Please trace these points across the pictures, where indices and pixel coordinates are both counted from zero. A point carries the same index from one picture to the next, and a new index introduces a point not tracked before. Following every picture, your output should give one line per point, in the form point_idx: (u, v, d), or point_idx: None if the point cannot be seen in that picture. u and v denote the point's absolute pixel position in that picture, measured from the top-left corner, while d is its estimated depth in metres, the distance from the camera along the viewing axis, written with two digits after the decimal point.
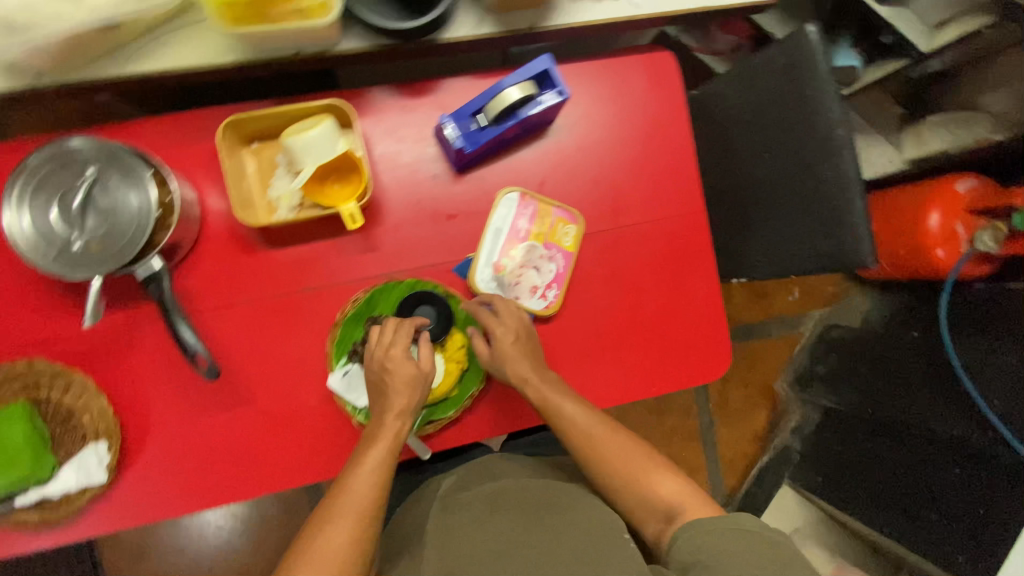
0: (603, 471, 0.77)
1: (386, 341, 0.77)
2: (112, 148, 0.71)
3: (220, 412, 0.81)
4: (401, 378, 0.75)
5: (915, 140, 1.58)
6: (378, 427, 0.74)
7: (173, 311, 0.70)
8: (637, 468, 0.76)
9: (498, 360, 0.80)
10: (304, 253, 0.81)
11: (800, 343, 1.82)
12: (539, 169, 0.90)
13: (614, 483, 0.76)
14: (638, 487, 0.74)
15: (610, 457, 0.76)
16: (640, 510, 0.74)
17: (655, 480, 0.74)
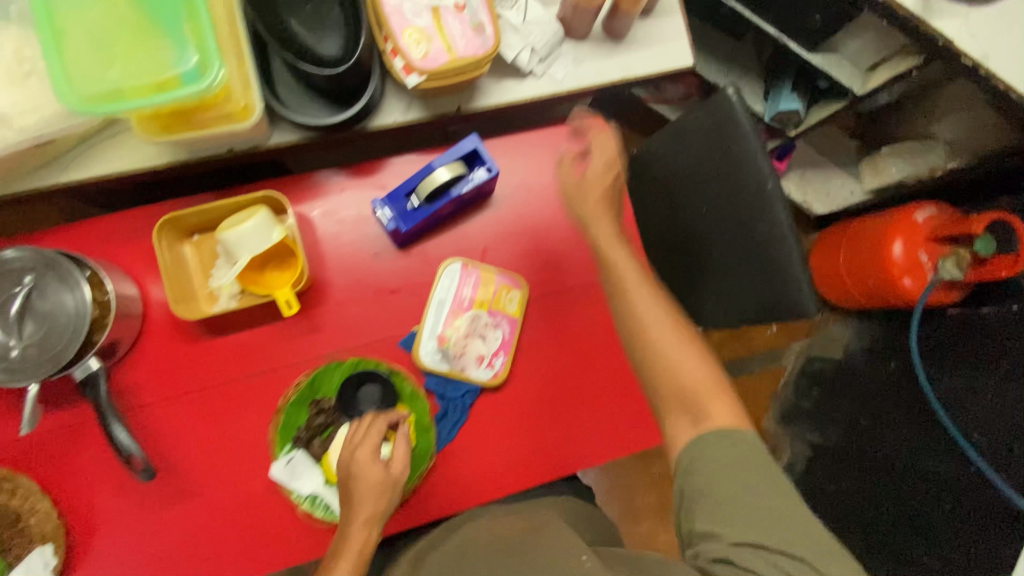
0: (640, 324, 0.73)
1: (355, 449, 0.74)
2: (48, 255, 0.72)
3: (167, 506, 0.79)
4: (370, 489, 0.72)
5: (874, 170, 1.57)
6: (345, 534, 0.71)
7: (109, 413, 0.71)
8: (678, 350, 0.71)
9: (579, 190, 0.83)
10: (249, 339, 0.82)
11: (784, 378, 1.83)
12: (481, 238, 0.91)
13: (642, 326, 0.73)
14: (667, 354, 0.70)
15: (654, 345, 0.71)
16: (665, 383, 0.70)
17: (685, 357, 0.70)
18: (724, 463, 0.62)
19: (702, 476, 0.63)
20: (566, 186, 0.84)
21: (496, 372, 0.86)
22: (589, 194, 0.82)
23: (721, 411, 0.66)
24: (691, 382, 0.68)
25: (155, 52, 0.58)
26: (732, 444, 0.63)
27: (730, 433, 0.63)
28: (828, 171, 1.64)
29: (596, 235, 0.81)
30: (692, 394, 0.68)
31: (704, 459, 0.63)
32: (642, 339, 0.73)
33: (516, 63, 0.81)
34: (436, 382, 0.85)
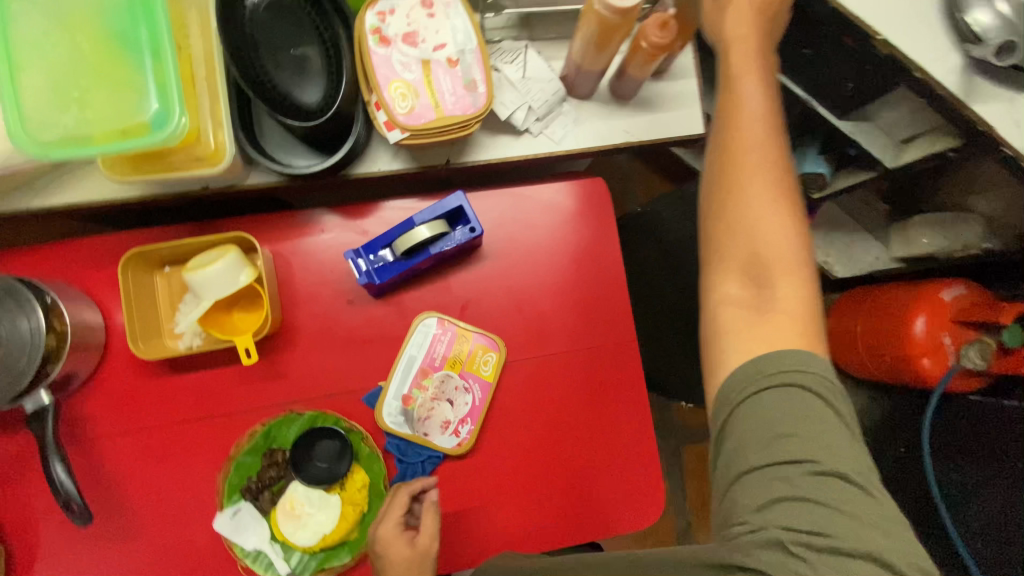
0: (755, 184, 0.61)
1: (377, 531, 0.71)
2: (9, 283, 0.70)
3: (106, 543, 0.76)
4: (400, 572, 0.69)
5: (903, 239, 1.49)
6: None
7: (52, 451, 0.68)
8: (780, 224, 0.60)
9: (720, 11, 0.66)
10: (209, 380, 0.80)
11: None
12: (462, 294, 0.87)
13: (758, 149, 0.61)
14: (770, 230, 0.60)
15: (763, 205, 0.61)
16: (753, 245, 0.60)
17: (777, 222, 0.60)
18: (769, 418, 0.55)
19: (751, 423, 0.55)
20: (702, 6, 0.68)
21: (461, 442, 0.82)
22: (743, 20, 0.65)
23: (795, 305, 0.58)
24: (769, 259, 0.59)
25: (121, 96, 0.56)
26: (794, 372, 0.55)
27: (782, 387, 0.55)
28: (854, 233, 1.57)
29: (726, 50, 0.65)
30: (766, 273, 0.59)
31: (753, 378, 0.56)
32: (735, 153, 0.62)
33: (512, 121, 0.77)
34: (396, 445, 0.81)
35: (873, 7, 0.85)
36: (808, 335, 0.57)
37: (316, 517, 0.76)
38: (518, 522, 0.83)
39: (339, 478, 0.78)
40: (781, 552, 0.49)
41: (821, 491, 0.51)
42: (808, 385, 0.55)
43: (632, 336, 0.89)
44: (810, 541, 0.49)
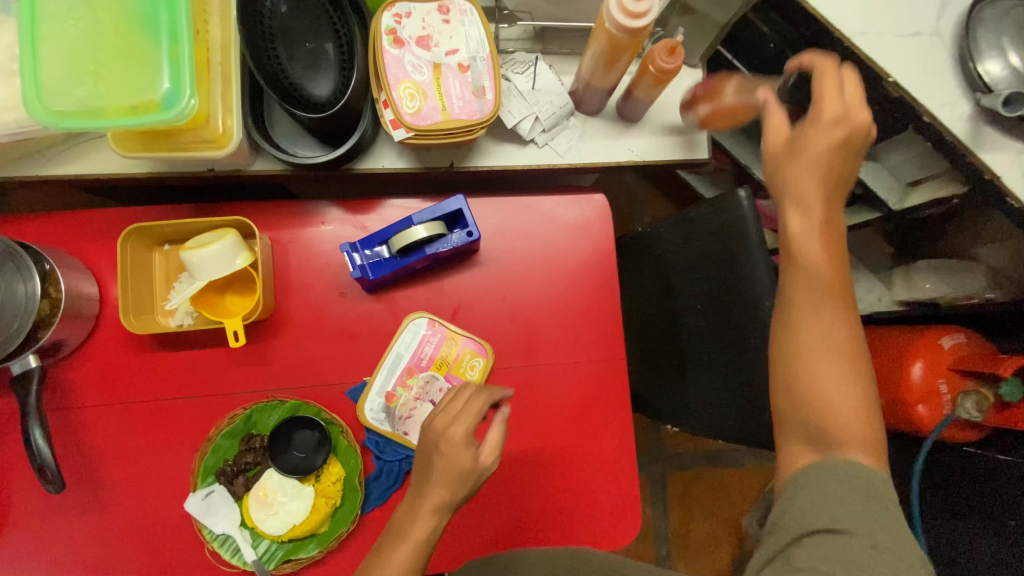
0: (821, 336, 0.58)
1: (441, 426, 0.64)
2: (10, 246, 0.71)
3: (77, 515, 0.77)
4: (449, 474, 0.62)
5: (905, 281, 1.48)
6: (414, 511, 0.62)
7: (32, 415, 0.69)
8: (850, 359, 0.57)
9: (791, 153, 0.60)
10: (196, 360, 0.80)
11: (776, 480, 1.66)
12: (454, 297, 0.87)
13: (825, 290, 0.58)
14: (839, 371, 0.56)
15: (837, 354, 0.57)
16: (823, 398, 0.56)
17: (842, 367, 0.56)
18: (835, 505, 0.52)
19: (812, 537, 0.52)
20: (772, 155, 0.62)
21: None
22: (820, 166, 0.58)
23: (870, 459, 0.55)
24: (842, 421, 0.55)
25: (138, 75, 0.58)
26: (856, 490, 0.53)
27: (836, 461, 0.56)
28: (858, 272, 1.56)
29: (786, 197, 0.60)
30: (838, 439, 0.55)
31: (810, 504, 0.53)
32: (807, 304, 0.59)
33: (518, 130, 0.78)
34: (375, 440, 0.80)
35: (885, 49, 0.85)
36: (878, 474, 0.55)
37: (287, 507, 0.76)
38: (491, 530, 0.82)
39: (315, 470, 0.77)
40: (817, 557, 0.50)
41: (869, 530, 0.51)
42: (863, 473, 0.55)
43: (622, 354, 0.88)
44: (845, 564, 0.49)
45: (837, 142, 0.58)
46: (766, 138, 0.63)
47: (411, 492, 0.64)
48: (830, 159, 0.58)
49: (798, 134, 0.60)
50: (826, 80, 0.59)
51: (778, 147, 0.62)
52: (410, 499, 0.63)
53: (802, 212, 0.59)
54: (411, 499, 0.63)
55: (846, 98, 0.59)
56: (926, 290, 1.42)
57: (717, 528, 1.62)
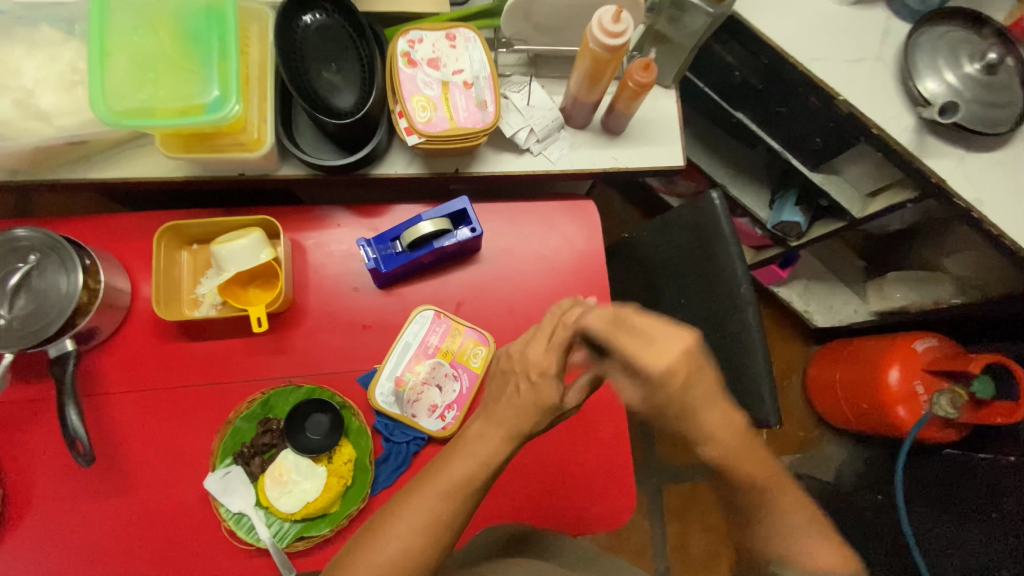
0: (782, 524, 0.67)
1: (535, 354, 0.66)
2: (54, 240, 0.78)
3: (99, 497, 0.80)
4: (535, 397, 0.65)
5: (878, 293, 1.61)
6: (481, 437, 0.66)
7: (67, 394, 0.74)
8: (814, 537, 0.66)
9: (657, 411, 0.61)
10: (218, 349, 0.86)
11: None
12: (458, 293, 0.95)
13: (775, 495, 0.66)
14: (810, 547, 0.66)
15: (803, 542, 0.66)
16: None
17: (815, 539, 0.66)
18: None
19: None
20: (638, 407, 0.62)
21: (446, 425, 0.87)
22: (687, 408, 0.60)
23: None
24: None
25: (190, 84, 0.67)
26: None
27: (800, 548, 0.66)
28: (832, 286, 1.67)
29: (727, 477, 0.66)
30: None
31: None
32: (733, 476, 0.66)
33: (515, 140, 0.88)
34: (384, 423, 0.86)
35: (835, 73, 0.98)
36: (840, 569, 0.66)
37: (301, 486, 0.80)
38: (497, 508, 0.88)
39: (328, 450, 0.82)
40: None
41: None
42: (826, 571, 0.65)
43: (613, 345, 0.96)
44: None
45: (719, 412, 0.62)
46: (625, 399, 0.63)
47: (490, 404, 0.69)
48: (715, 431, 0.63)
49: (651, 396, 0.60)
50: (632, 332, 0.60)
51: (643, 405, 0.62)
52: (484, 419, 0.67)
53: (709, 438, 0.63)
54: (486, 415, 0.68)
55: (666, 393, 0.59)
56: (898, 300, 1.54)
57: (714, 540, 1.63)
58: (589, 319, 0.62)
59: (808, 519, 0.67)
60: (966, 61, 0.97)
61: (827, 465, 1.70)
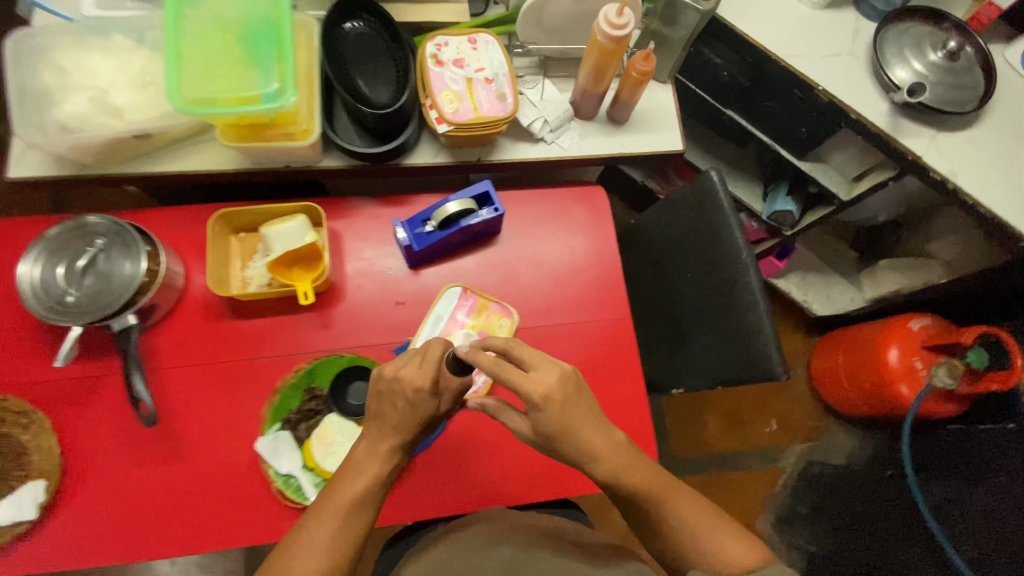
0: (674, 520, 0.75)
1: (405, 375, 0.71)
2: (121, 225, 0.86)
3: (155, 464, 0.86)
4: (411, 414, 0.73)
5: (872, 281, 1.67)
6: (370, 457, 0.74)
7: (132, 362, 0.80)
8: (703, 522, 0.75)
9: (545, 438, 0.72)
10: (264, 326, 0.93)
11: (782, 479, 1.71)
12: (482, 271, 1.03)
13: (670, 499, 0.76)
14: (702, 533, 0.75)
15: (695, 530, 0.75)
16: (710, 562, 0.73)
17: (726, 535, 0.75)
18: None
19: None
20: (529, 436, 0.75)
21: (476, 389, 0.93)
22: (564, 428, 0.70)
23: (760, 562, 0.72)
24: (732, 559, 0.73)
25: (249, 79, 0.77)
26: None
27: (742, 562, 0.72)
28: (829, 277, 1.74)
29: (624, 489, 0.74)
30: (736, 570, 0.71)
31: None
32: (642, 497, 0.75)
33: (531, 129, 0.97)
34: None
35: (814, 67, 1.09)
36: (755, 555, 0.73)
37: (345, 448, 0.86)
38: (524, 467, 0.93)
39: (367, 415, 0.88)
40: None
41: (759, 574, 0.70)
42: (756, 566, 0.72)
43: (627, 316, 1.03)
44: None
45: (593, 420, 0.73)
46: (520, 429, 0.76)
47: (371, 427, 0.75)
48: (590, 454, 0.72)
49: (543, 421, 0.70)
50: (512, 368, 0.70)
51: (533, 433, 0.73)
52: (371, 440, 0.75)
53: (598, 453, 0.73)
54: (372, 436, 0.75)
55: (543, 413, 0.69)
56: (890, 286, 1.60)
57: None
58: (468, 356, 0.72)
59: (696, 506, 0.77)
60: (930, 51, 1.10)
61: (838, 452, 1.74)
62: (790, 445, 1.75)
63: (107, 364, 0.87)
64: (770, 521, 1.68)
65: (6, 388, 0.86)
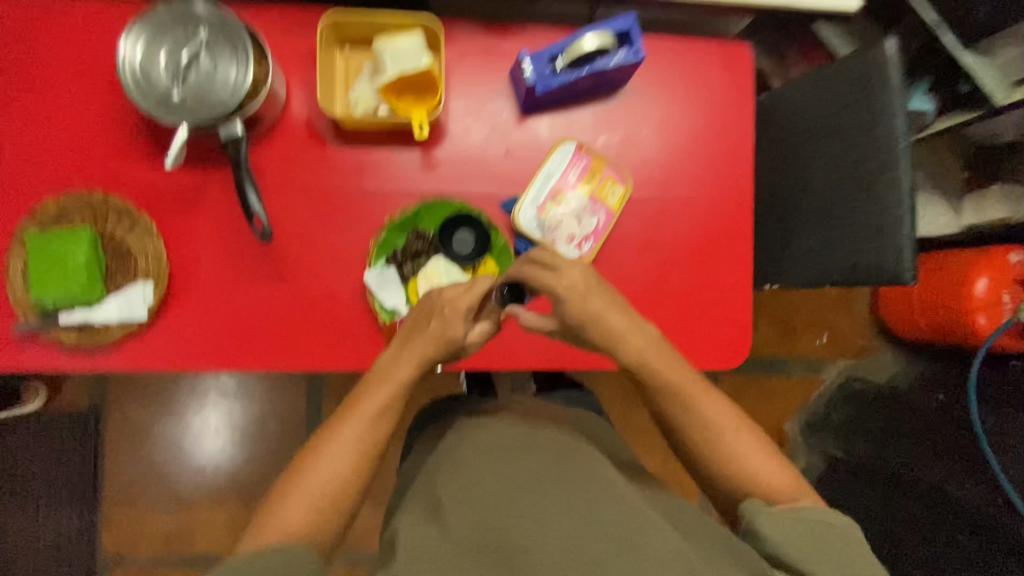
0: (693, 423, 0.72)
1: (451, 297, 0.72)
2: (227, 19, 0.76)
3: (255, 284, 0.84)
4: (442, 330, 0.72)
5: (976, 205, 1.53)
6: (393, 364, 0.72)
7: (245, 174, 0.76)
8: (725, 432, 0.72)
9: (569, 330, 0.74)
10: (368, 157, 0.87)
11: (819, 390, 1.73)
12: (598, 129, 0.94)
13: (700, 399, 0.72)
14: (725, 441, 0.71)
15: (716, 443, 0.71)
16: (731, 475, 0.71)
17: (762, 453, 0.71)
18: (789, 531, 0.63)
19: (766, 542, 0.63)
20: (554, 330, 0.76)
21: (583, 254, 0.89)
22: (587, 319, 0.71)
23: (790, 489, 0.69)
24: (761, 479, 0.70)
25: None
26: (800, 520, 0.64)
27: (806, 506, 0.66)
28: (929, 194, 1.57)
29: (654, 378, 0.72)
30: (765, 493, 0.69)
31: (776, 539, 0.63)
32: (673, 394, 0.72)
33: None
34: (525, 247, 0.90)
35: None
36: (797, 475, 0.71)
37: None
38: None
39: (473, 263, 0.88)
40: (809, 525, 0.63)
41: (826, 514, 0.65)
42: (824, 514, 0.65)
43: (747, 199, 0.95)
44: (825, 530, 0.63)
45: (625, 322, 0.73)
46: (540, 326, 0.76)
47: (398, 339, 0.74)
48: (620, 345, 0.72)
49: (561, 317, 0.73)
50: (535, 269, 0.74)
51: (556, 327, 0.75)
52: (397, 347, 0.74)
53: (628, 347, 0.72)
54: (397, 345, 0.73)
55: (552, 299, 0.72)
56: (993, 213, 1.48)
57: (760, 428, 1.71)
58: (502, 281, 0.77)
59: (721, 409, 0.73)
60: None
61: (881, 370, 1.73)
62: (836, 359, 1.74)
63: (211, 175, 0.83)
64: (799, 425, 1.72)
65: (108, 185, 0.83)
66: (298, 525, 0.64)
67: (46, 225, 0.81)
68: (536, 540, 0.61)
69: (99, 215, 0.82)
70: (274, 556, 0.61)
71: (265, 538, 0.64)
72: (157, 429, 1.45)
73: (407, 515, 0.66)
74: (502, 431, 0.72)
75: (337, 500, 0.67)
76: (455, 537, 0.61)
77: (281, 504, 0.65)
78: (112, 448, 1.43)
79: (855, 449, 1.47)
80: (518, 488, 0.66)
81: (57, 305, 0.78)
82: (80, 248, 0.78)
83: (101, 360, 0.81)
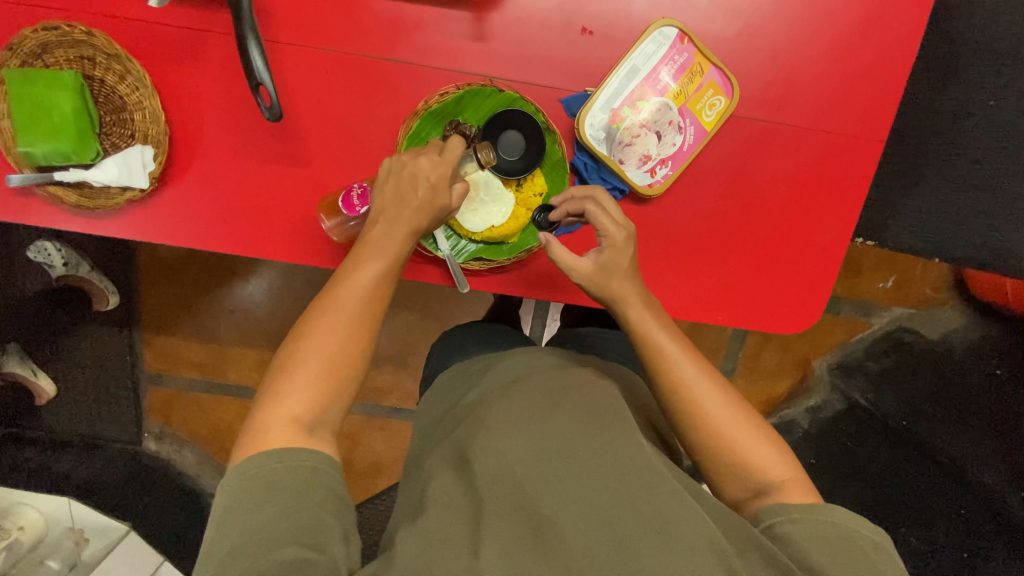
0: (672, 393, 0.62)
1: (431, 165, 0.65)
2: None
3: (268, 164, 0.72)
4: (431, 200, 0.65)
5: None
6: (384, 240, 0.64)
7: (246, 24, 0.61)
8: (707, 404, 0.60)
9: (605, 275, 0.65)
10: (408, 15, 0.69)
11: (863, 333, 1.42)
12: (708, 13, 0.72)
13: (682, 365, 0.62)
14: (712, 414, 0.60)
15: (699, 417, 0.60)
16: (725, 459, 0.59)
17: (755, 436, 0.60)
18: (817, 535, 0.52)
19: (790, 547, 0.51)
20: (587, 277, 0.65)
21: (655, 183, 0.73)
22: (627, 270, 0.65)
23: (784, 475, 0.58)
24: (755, 466, 0.59)
25: None
26: (830, 526, 0.52)
27: (824, 506, 0.55)
28: None
29: (645, 339, 0.64)
30: (761, 480, 0.58)
31: (802, 542, 0.51)
32: (656, 359, 0.63)
33: None
34: (584, 162, 0.74)
35: None
36: (797, 469, 0.59)
37: (488, 207, 0.72)
38: (686, 291, 0.77)
39: (518, 176, 0.73)
40: (835, 527, 0.52)
41: (851, 518, 0.53)
42: (851, 523, 0.53)
43: (879, 137, 0.75)
44: (852, 533, 0.52)
45: (637, 280, 0.66)
46: (572, 266, 0.65)
47: (379, 215, 0.65)
48: (637, 292, 0.66)
49: (607, 266, 0.64)
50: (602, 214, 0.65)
51: (591, 270, 0.65)
52: (383, 223, 0.64)
53: (632, 303, 0.65)
54: (381, 221, 0.65)
55: (609, 235, 0.64)
56: None
57: (786, 359, 1.43)
58: (562, 207, 0.68)
59: (701, 376, 0.62)
60: None
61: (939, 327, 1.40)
62: (895, 305, 1.41)
63: (225, 22, 0.68)
64: (831, 362, 1.42)
65: (98, 18, 0.68)
66: (304, 410, 0.57)
67: (28, 64, 0.67)
68: (562, 510, 0.50)
69: (87, 56, 0.68)
70: (290, 451, 0.53)
71: (269, 431, 0.55)
72: (192, 267, 1.28)
73: (433, 465, 0.59)
74: (535, 386, 0.63)
75: (342, 380, 0.59)
76: (480, 491, 0.53)
77: (278, 391, 0.57)
78: (147, 277, 1.27)
79: (883, 402, 1.18)
80: (545, 449, 0.55)
81: (44, 159, 0.67)
82: (65, 96, 0.66)
83: (99, 227, 0.72)
